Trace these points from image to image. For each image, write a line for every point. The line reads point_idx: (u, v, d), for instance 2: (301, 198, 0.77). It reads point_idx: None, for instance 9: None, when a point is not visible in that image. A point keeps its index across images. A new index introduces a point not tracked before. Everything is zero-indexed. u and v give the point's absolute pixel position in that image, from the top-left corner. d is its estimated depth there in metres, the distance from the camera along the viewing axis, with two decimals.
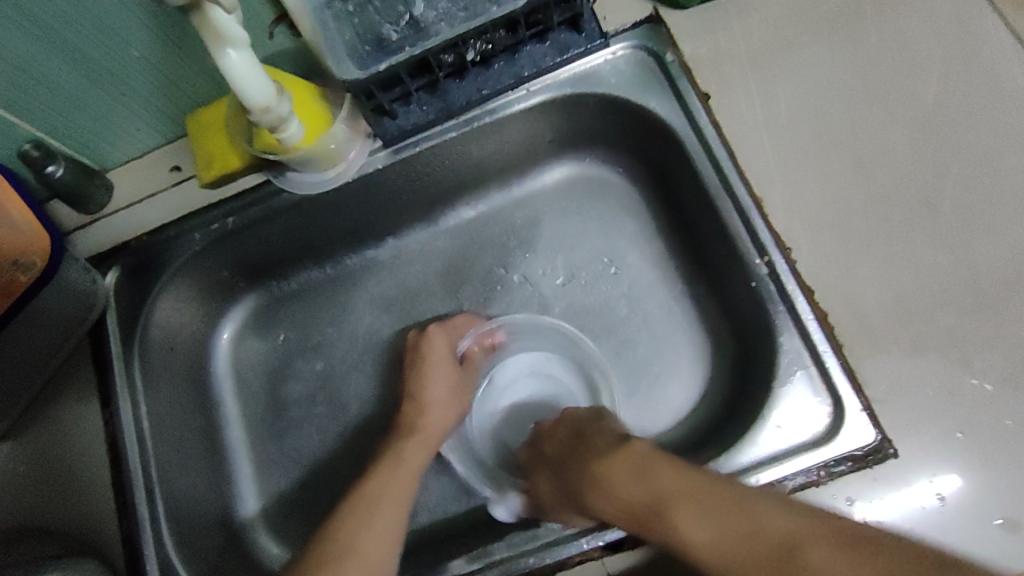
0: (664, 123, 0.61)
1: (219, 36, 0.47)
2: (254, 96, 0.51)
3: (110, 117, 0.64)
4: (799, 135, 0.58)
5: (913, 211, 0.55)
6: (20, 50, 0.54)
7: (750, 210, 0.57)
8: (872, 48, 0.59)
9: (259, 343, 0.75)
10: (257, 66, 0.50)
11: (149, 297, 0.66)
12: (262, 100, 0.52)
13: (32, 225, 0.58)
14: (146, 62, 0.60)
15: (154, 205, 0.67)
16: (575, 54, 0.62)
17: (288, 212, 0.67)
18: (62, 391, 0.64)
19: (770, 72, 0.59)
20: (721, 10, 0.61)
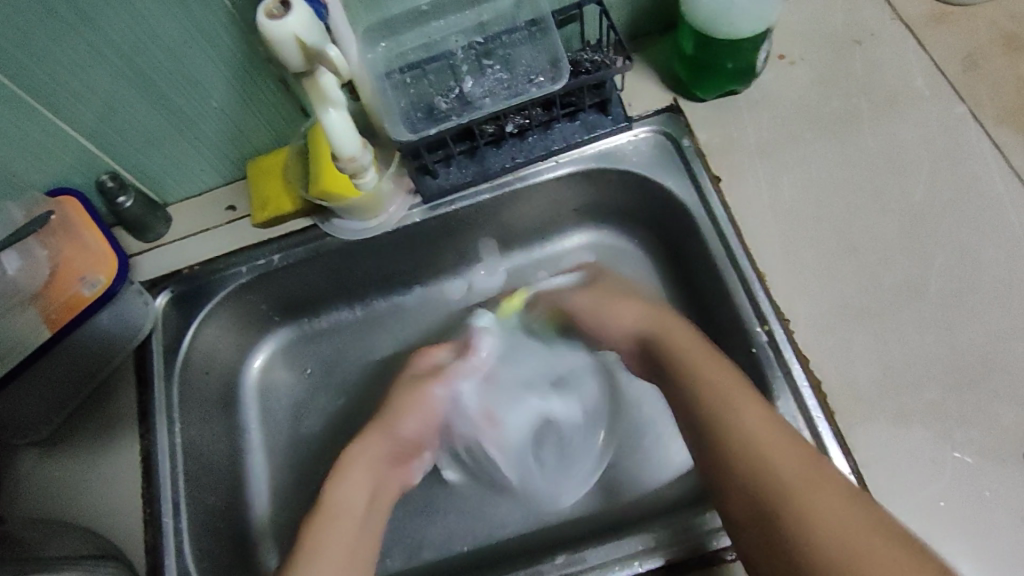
0: (678, 200, 0.68)
1: (326, 104, 0.55)
2: (343, 149, 0.59)
3: (181, 158, 0.72)
4: (799, 220, 0.64)
5: (902, 294, 0.61)
6: (118, 93, 0.63)
7: (754, 282, 0.63)
8: (867, 147, 0.66)
9: (285, 375, 0.79)
10: (349, 126, 0.57)
11: (195, 322, 0.71)
12: (350, 153, 0.60)
13: (101, 248, 0.66)
14: (222, 113, 0.68)
15: (208, 239, 0.74)
16: (602, 133, 0.69)
17: (330, 255, 0.73)
18: (103, 403, 0.69)
19: (774, 163, 0.67)
20: (731, 107, 0.69)
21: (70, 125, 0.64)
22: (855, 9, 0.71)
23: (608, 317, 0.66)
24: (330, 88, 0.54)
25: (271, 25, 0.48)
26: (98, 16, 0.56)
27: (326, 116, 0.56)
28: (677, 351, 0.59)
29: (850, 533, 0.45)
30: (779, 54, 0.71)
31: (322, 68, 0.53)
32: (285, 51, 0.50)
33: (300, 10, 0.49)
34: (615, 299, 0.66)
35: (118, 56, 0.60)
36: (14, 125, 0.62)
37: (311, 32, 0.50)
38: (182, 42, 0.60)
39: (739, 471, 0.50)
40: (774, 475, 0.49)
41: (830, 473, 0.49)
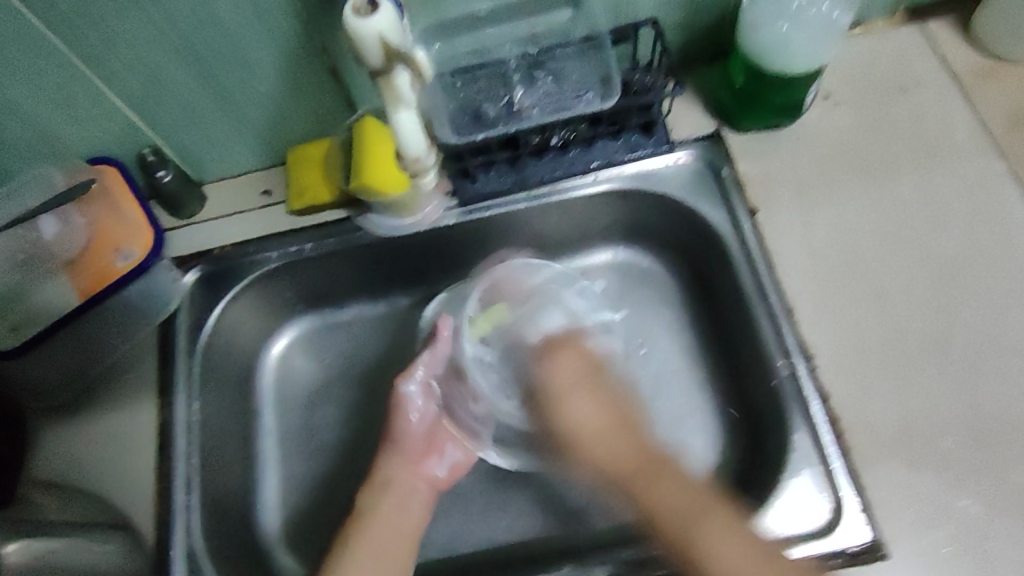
0: (712, 228, 0.68)
1: (398, 105, 0.55)
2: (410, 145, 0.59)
3: (221, 139, 0.72)
4: (831, 259, 0.65)
5: (928, 342, 0.61)
6: (171, 71, 0.63)
7: (781, 316, 0.63)
8: (904, 194, 0.67)
9: (303, 362, 0.79)
10: (417, 123, 0.57)
11: (221, 302, 0.71)
12: (414, 150, 0.59)
13: (140, 220, 0.66)
14: (269, 98, 0.68)
15: (241, 221, 0.74)
16: (643, 155, 0.70)
17: (361, 248, 0.73)
18: (120, 375, 0.68)
19: (811, 201, 0.67)
20: (773, 141, 0.70)
21: (119, 95, 0.64)
22: (902, 55, 0.72)
23: (572, 398, 0.62)
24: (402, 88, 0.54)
25: (357, 22, 0.48)
26: None
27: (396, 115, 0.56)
28: (610, 444, 0.59)
29: (716, 536, 0.54)
30: (824, 93, 0.71)
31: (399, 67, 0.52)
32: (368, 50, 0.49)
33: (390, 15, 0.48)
34: (581, 382, 0.63)
35: (176, 34, 0.60)
36: (64, 88, 0.62)
37: (394, 32, 0.49)
38: (242, 27, 0.60)
39: (654, 496, 0.56)
40: (671, 520, 0.55)
41: (703, 495, 0.56)
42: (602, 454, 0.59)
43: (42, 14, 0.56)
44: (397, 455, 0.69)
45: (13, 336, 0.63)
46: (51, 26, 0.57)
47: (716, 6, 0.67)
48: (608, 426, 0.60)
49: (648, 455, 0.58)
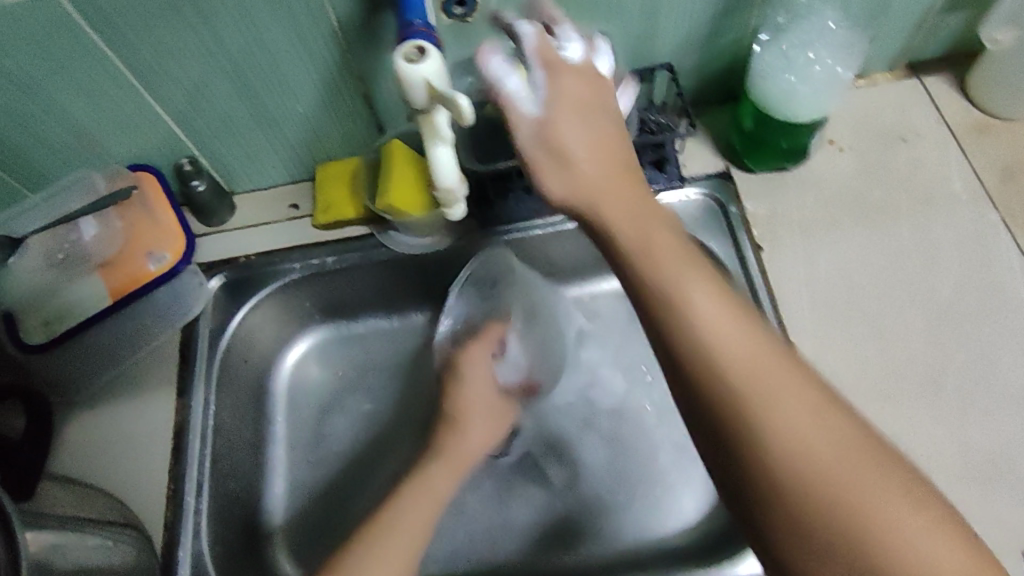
0: (719, 262, 0.71)
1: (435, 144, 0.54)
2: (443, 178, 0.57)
3: (254, 153, 0.75)
4: (832, 299, 0.68)
5: (920, 382, 0.64)
6: (215, 88, 0.67)
7: (783, 350, 0.65)
8: (903, 240, 0.70)
9: (317, 372, 0.82)
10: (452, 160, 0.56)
11: (242, 309, 0.74)
12: (447, 185, 0.58)
13: (173, 227, 0.70)
14: (304, 117, 0.72)
15: (267, 233, 0.77)
16: (657, 189, 0.72)
17: (380, 265, 0.76)
18: (142, 374, 0.71)
19: (815, 243, 0.71)
20: (780, 183, 0.74)
21: (163, 109, 0.68)
22: (905, 109, 0.76)
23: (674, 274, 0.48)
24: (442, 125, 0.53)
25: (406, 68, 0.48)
26: (217, 18, 0.60)
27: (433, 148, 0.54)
28: (724, 326, 0.45)
29: (856, 475, 0.41)
30: (828, 139, 0.75)
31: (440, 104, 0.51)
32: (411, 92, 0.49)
33: (438, 59, 0.49)
34: (646, 208, 0.51)
35: (224, 55, 0.63)
36: (112, 100, 0.65)
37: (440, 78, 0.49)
38: (286, 50, 0.64)
39: (748, 400, 0.43)
40: (661, 282, 0.48)
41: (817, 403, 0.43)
42: (716, 341, 0.45)
43: (101, 33, 0.59)
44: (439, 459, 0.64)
45: (43, 330, 0.67)
46: (107, 44, 0.60)
47: (729, 54, 0.71)
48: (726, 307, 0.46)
49: (764, 343, 0.45)
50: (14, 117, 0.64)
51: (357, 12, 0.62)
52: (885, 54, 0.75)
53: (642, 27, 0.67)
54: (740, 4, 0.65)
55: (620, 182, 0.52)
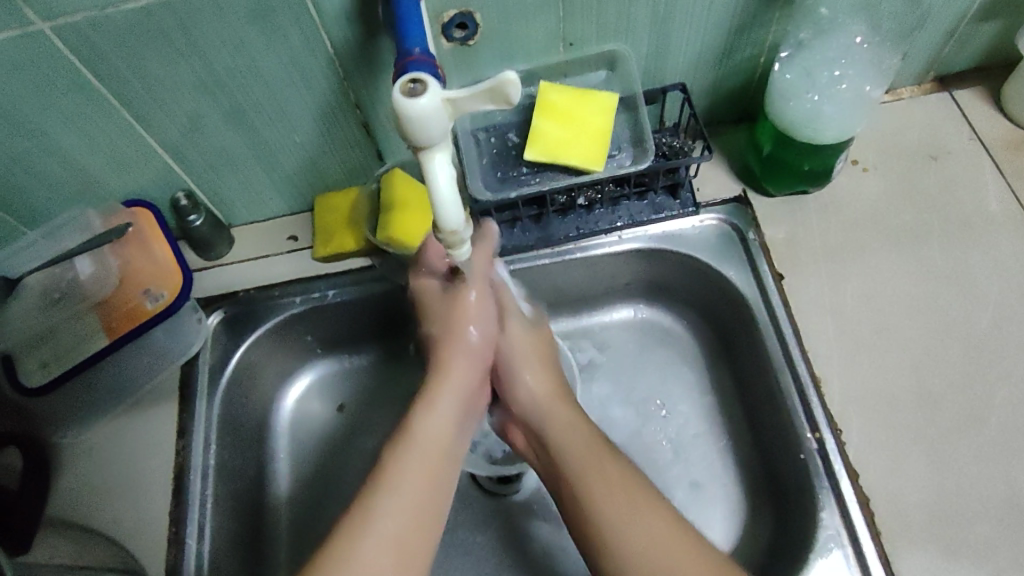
0: (739, 292, 0.67)
1: (434, 185, 0.45)
2: (447, 220, 0.48)
3: (253, 184, 0.73)
4: (859, 329, 0.64)
5: (960, 421, 0.59)
6: (211, 120, 0.65)
7: (808, 385, 0.62)
8: (936, 265, 0.66)
9: (320, 406, 0.79)
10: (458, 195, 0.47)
11: (243, 345, 0.72)
12: (453, 225, 0.48)
13: (170, 264, 0.68)
14: (303, 147, 0.70)
15: (268, 265, 0.75)
16: (668, 216, 0.69)
17: (384, 295, 0.74)
18: (139, 415, 0.68)
19: (840, 270, 0.67)
20: (802, 205, 0.70)
21: (158, 142, 0.66)
22: (934, 124, 0.72)
23: (526, 373, 0.63)
24: (443, 164, 0.44)
25: (403, 101, 0.40)
26: (210, 49, 0.58)
27: (435, 181, 0.44)
28: (564, 429, 0.58)
29: (685, 563, 0.49)
30: (853, 159, 0.71)
31: (443, 139, 0.43)
32: (412, 127, 0.41)
33: (438, 91, 0.41)
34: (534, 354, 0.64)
35: (218, 86, 0.61)
36: (106, 134, 0.63)
37: (442, 118, 0.41)
38: (282, 80, 0.62)
39: (592, 487, 0.53)
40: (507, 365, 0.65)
41: (663, 508, 0.52)
42: (573, 454, 0.56)
43: (93, 68, 0.57)
44: (425, 410, 0.57)
45: (42, 372, 0.65)
46: (99, 78, 0.58)
47: (746, 72, 0.68)
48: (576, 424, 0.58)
49: (603, 446, 0.56)
50: (9, 153, 0.63)
51: (354, 40, 0.59)
52: (912, 67, 0.71)
53: (654, 47, 0.64)
54: (756, 21, 0.62)
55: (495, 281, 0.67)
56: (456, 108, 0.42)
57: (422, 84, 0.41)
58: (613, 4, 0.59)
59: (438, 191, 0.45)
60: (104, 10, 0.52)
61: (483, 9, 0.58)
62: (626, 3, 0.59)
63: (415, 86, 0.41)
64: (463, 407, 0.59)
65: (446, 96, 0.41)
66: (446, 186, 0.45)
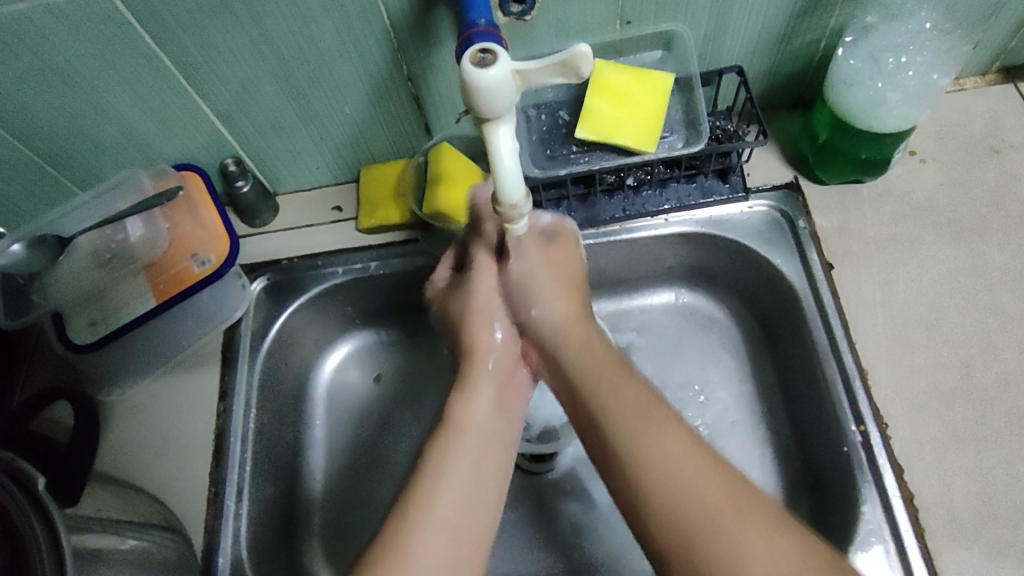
0: (786, 281, 0.66)
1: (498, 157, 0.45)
2: (508, 192, 0.48)
3: (300, 153, 0.73)
4: (909, 323, 0.63)
5: (1010, 422, 0.58)
6: (262, 86, 0.65)
7: (854, 377, 0.61)
8: (992, 262, 0.64)
9: (356, 377, 0.79)
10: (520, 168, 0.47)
11: (284, 313, 0.72)
12: (512, 199, 0.48)
13: (218, 229, 0.68)
14: (352, 118, 0.69)
15: (311, 235, 0.75)
16: (717, 201, 0.68)
17: (426, 270, 0.74)
18: (183, 377, 0.69)
19: (892, 263, 0.65)
20: (855, 195, 0.68)
21: (210, 107, 0.66)
22: (997, 117, 0.69)
23: (540, 302, 0.61)
24: (506, 137, 0.44)
25: (472, 70, 0.40)
26: (267, 15, 0.57)
27: (499, 154, 0.45)
28: (622, 404, 0.53)
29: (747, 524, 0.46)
30: (910, 150, 0.69)
31: (508, 112, 0.43)
32: (481, 98, 0.41)
33: (508, 63, 0.41)
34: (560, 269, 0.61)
35: (273, 53, 0.61)
36: (159, 96, 0.64)
37: (510, 89, 0.41)
38: (336, 49, 0.62)
39: (628, 432, 0.51)
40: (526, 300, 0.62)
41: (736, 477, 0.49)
42: (608, 398, 0.54)
43: (151, 30, 0.57)
44: (464, 398, 0.57)
45: (90, 330, 0.65)
46: (157, 40, 0.58)
47: (805, 57, 0.66)
48: (637, 398, 0.53)
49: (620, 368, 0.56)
50: (65, 112, 0.63)
51: (411, 11, 0.59)
52: (977, 58, 0.68)
53: (712, 27, 0.63)
54: (821, 4, 0.60)
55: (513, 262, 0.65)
56: (524, 78, 0.42)
57: (493, 56, 0.41)
58: None
59: (499, 163, 0.45)
60: None
61: None
62: None
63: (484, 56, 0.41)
64: (502, 396, 0.59)
65: (516, 68, 0.41)
66: (508, 159, 0.45)
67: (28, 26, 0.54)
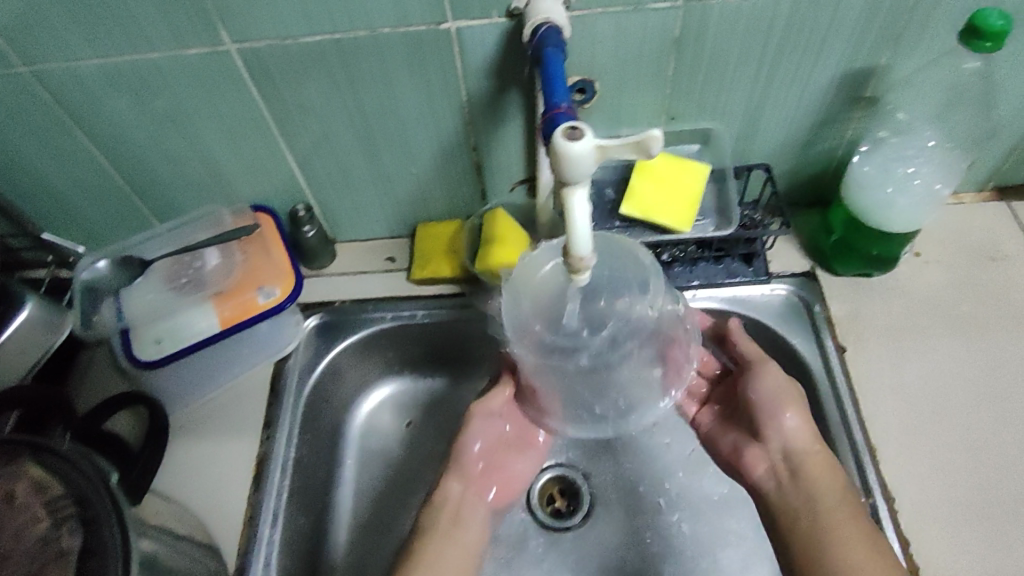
0: (803, 359, 0.72)
1: (573, 218, 0.53)
2: (578, 248, 0.55)
3: (364, 207, 0.80)
4: (915, 405, 0.68)
5: (1007, 502, 0.63)
6: (345, 145, 0.72)
7: (864, 452, 0.65)
8: (989, 356, 0.70)
9: (389, 422, 0.83)
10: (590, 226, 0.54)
11: (333, 351, 0.77)
12: (581, 254, 0.55)
13: (285, 266, 0.73)
14: (417, 179, 0.77)
15: (363, 282, 0.81)
16: (742, 282, 0.75)
17: (468, 324, 0.79)
18: (231, 404, 0.73)
19: (900, 349, 0.71)
20: (866, 287, 0.75)
21: (292, 158, 0.73)
22: (992, 231, 0.78)
23: (787, 415, 0.65)
24: (583, 200, 0.52)
25: (562, 144, 0.49)
26: (362, 83, 0.66)
27: (574, 215, 0.53)
28: (823, 485, 0.61)
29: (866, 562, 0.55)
30: (916, 251, 0.77)
31: (585, 179, 0.51)
32: (566, 166, 0.49)
33: (592, 139, 0.49)
34: (780, 392, 0.66)
35: (362, 115, 0.69)
36: (251, 144, 0.71)
37: (591, 160, 0.49)
38: (417, 118, 0.70)
39: (834, 528, 0.58)
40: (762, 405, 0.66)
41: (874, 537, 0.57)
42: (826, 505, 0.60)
43: (261, 86, 0.65)
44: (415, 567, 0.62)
45: (155, 348, 0.69)
46: (262, 96, 0.66)
47: (823, 162, 0.75)
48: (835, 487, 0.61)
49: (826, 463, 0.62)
50: (163, 149, 0.70)
51: (489, 91, 0.67)
52: (974, 176, 0.78)
53: (745, 129, 0.72)
54: (839, 117, 0.70)
55: (792, 404, 0.65)
56: (605, 155, 0.50)
57: (581, 132, 0.49)
58: (715, 87, 0.67)
59: (575, 221, 0.53)
60: (286, 41, 0.61)
61: (603, 77, 0.66)
62: (729, 88, 0.67)
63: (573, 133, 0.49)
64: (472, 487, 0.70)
65: (598, 144, 0.49)
66: (582, 218, 0.53)
67: (156, 72, 0.62)
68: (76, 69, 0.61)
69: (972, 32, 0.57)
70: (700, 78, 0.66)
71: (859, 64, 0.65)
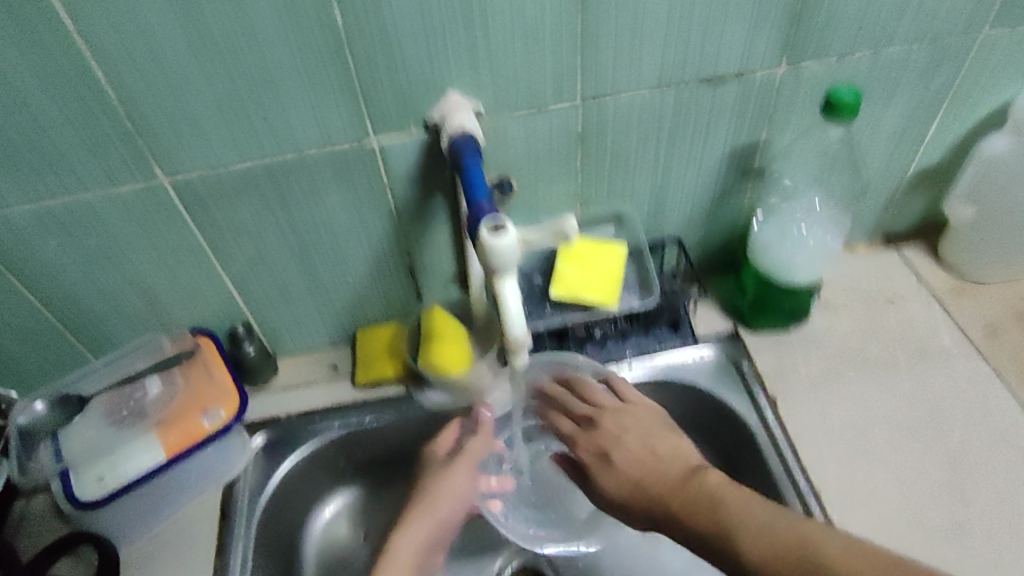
0: (738, 415, 0.75)
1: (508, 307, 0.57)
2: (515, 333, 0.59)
3: (304, 319, 0.82)
4: (847, 444, 0.72)
5: (944, 527, 0.66)
6: (280, 261, 0.75)
7: (807, 496, 0.68)
8: (904, 389, 0.76)
9: (346, 529, 0.82)
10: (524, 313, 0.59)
11: (284, 466, 0.76)
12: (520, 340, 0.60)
13: (227, 387, 0.74)
14: (353, 286, 0.80)
15: (309, 392, 0.82)
16: (671, 348, 0.79)
17: (418, 421, 0.80)
18: (180, 534, 0.71)
19: (824, 394, 0.76)
20: (786, 339, 0.80)
21: (229, 279, 0.76)
22: (887, 276, 0.85)
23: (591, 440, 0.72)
24: (513, 289, 0.57)
25: (490, 239, 0.52)
26: (293, 203, 0.70)
27: (507, 304, 0.57)
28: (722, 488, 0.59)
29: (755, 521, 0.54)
30: (824, 301, 0.83)
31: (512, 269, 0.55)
32: (496, 259, 0.53)
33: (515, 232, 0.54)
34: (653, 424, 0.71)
35: (295, 231, 0.72)
36: (187, 270, 0.73)
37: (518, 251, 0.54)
38: (347, 229, 0.74)
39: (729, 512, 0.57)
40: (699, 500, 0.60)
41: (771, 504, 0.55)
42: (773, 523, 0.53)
43: (193, 213, 0.68)
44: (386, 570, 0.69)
45: (97, 485, 0.67)
46: (195, 222, 0.69)
47: (727, 229, 0.82)
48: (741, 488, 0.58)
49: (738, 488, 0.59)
50: (98, 284, 0.72)
51: (413, 198, 0.72)
52: (863, 228, 0.86)
53: (653, 208, 0.78)
54: (733, 189, 0.77)
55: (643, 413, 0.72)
56: None
57: (504, 227, 0.53)
58: (620, 173, 0.74)
59: (509, 310, 0.57)
60: (217, 170, 0.65)
61: (518, 174, 0.72)
62: (632, 173, 0.74)
63: (499, 228, 0.53)
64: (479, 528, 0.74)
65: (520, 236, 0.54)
66: (514, 307, 0.57)
67: (88, 211, 0.65)
68: (10, 216, 0.63)
69: (831, 107, 0.65)
70: (605, 167, 0.73)
71: (741, 141, 0.73)
